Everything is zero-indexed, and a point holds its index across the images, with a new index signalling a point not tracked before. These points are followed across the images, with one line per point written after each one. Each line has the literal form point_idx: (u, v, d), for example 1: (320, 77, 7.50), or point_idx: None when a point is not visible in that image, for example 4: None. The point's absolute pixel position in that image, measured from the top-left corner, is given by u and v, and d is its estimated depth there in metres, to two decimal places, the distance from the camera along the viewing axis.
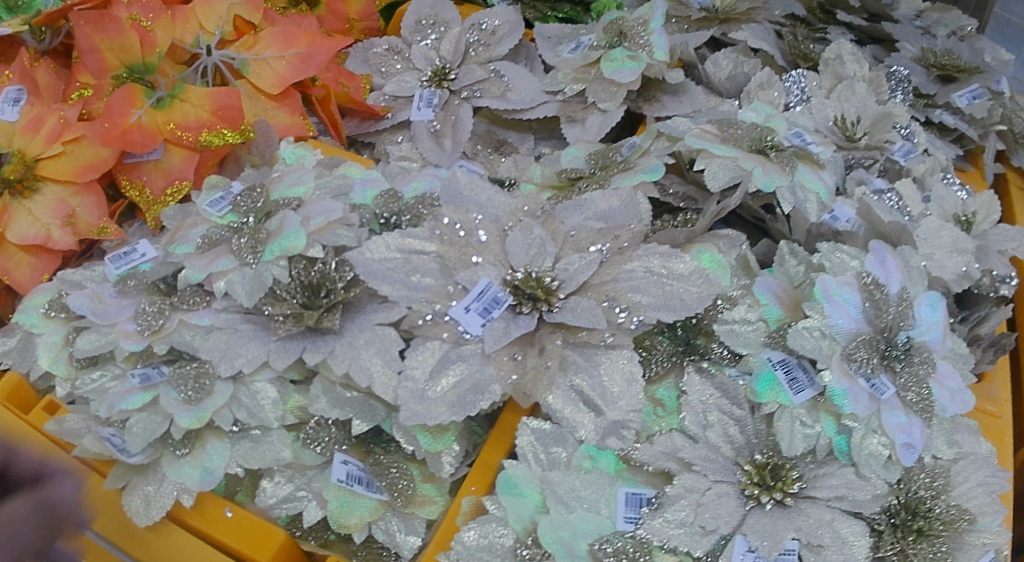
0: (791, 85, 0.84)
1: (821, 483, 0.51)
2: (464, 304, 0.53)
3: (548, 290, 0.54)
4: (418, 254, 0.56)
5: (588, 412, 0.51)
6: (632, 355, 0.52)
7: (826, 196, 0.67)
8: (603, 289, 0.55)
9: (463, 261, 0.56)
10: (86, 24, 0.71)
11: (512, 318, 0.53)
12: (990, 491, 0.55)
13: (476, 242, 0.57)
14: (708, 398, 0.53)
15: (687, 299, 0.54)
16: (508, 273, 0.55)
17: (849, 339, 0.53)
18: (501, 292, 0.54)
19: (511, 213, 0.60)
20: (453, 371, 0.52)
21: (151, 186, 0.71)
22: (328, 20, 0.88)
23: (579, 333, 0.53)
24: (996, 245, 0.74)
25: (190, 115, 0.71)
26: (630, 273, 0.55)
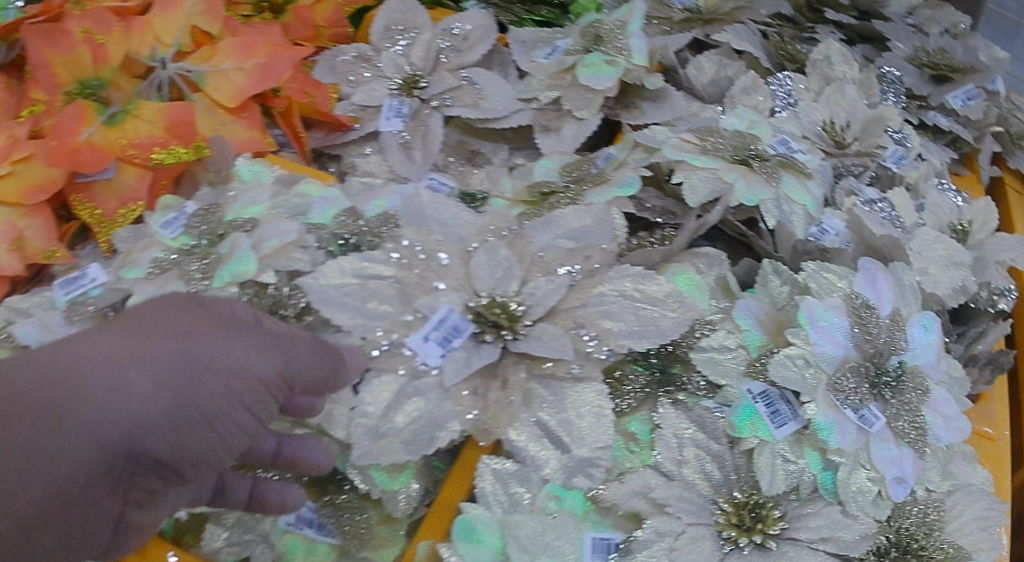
0: (776, 90, 0.81)
1: (804, 523, 0.47)
2: (423, 333, 0.50)
3: (513, 318, 0.50)
4: (374, 279, 0.51)
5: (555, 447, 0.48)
6: (601, 390, 0.49)
7: (814, 208, 0.63)
8: (574, 314, 0.51)
9: (425, 286, 0.52)
10: (38, 39, 0.69)
11: (475, 347, 0.50)
12: (986, 526, 0.52)
13: (438, 265, 0.53)
14: (683, 431, 0.49)
15: (664, 326, 0.50)
16: (470, 300, 0.51)
17: (837, 368, 0.49)
18: (462, 319, 0.50)
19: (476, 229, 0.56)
20: (411, 404, 0.48)
21: (103, 207, 0.68)
22: (295, 28, 0.86)
23: (545, 364, 0.50)
24: (993, 255, 0.70)
25: (143, 131, 0.69)
26: (600, 299, 0.51)
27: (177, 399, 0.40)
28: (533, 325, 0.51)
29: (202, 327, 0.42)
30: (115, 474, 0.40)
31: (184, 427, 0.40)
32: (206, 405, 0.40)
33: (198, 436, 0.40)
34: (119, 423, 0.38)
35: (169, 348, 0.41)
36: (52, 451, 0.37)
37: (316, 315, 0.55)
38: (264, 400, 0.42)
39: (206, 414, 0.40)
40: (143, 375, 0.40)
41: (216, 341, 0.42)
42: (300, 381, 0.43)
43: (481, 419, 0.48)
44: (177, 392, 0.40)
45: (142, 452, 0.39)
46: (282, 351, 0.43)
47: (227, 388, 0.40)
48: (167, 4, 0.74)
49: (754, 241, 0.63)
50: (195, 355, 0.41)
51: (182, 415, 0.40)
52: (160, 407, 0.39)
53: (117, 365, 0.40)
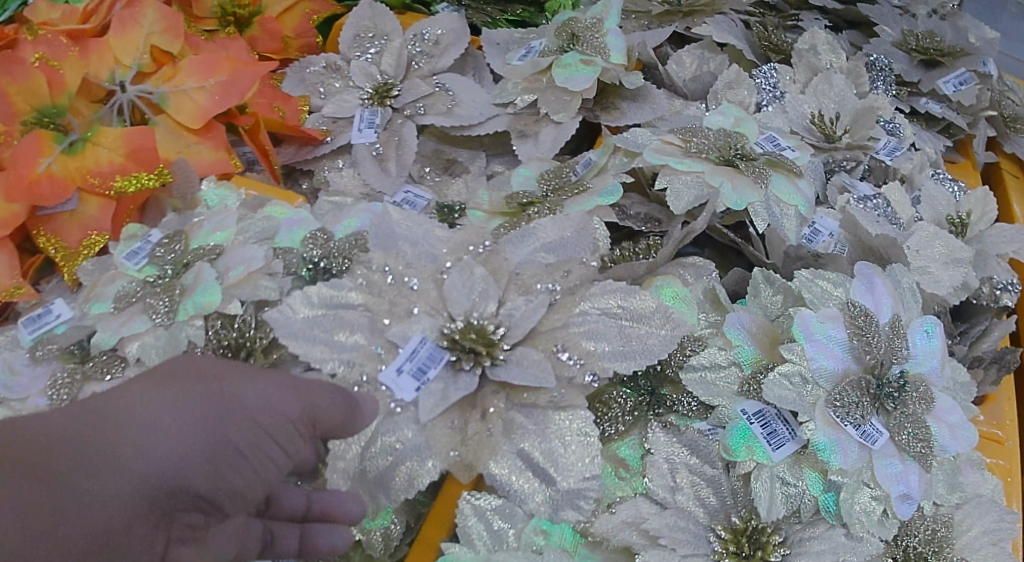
0: (762, 82, 0.78)
1: (805, 548, 0.45)
2: (396, 365, 0.46)
3: (491, 344, 0.47)
4: (342, 309, 0.48)
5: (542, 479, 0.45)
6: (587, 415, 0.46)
7: (805, 209, 0.61)
8: (555, 336, 0.48)
9: (398, 310, 0.49)
10: None
11: (454, 375, 0.46)
12: (997, 540, 0.49)
13: (409, 290, 0.49)
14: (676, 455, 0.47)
15: (647, 345, 0.47)
16: (447, 322, 0.48)
17: (836, 382, 0.47)
18: (438, 347, 0.47)
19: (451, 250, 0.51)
20: (388, 440, 0.46)
21: (67, 239, 0.65)
22: (262, 41, 0.83)
23: (525, 391, 0.47)
24: (994, 247, 0.67)
25: (103, 159, 0.66)
26: (581, 318, 0.48)
27: (210, 430, 0.34)
28: (512, 349, 0.47)
29: (214, 371, 0.37)
30: (155, 522, 0.31)
31: (221, 463, 0.34)
32: (241, 440, 0.35)
33: (233, 476, 0.35)
34: (160, 458, 0.32)
35: (188, 387, 0.35)
36: (104, 486, 0.29)
37: (283, 350, 0.53)
38: (293, 437, 0.38)
39: (241, 448, 0.35)
40: (172, 411, 0.34)
41: (236, 381, 0.37)
42: (324, 420, 0.40)
43: (462, 453, 0.45)
44: (209, 423, 0.34)
45: (180, 494, 0.32)
46: (299, 389, 0.39)
47: (256, 425, 0.36)
48: (125, 24, 0.72)
49: (745, 248, 0.61)
50: (219, 390, 0.36)
51: (220, 452, 0.34)
52: (198, 441, 0.33)
53: (136, 404, 0.33)
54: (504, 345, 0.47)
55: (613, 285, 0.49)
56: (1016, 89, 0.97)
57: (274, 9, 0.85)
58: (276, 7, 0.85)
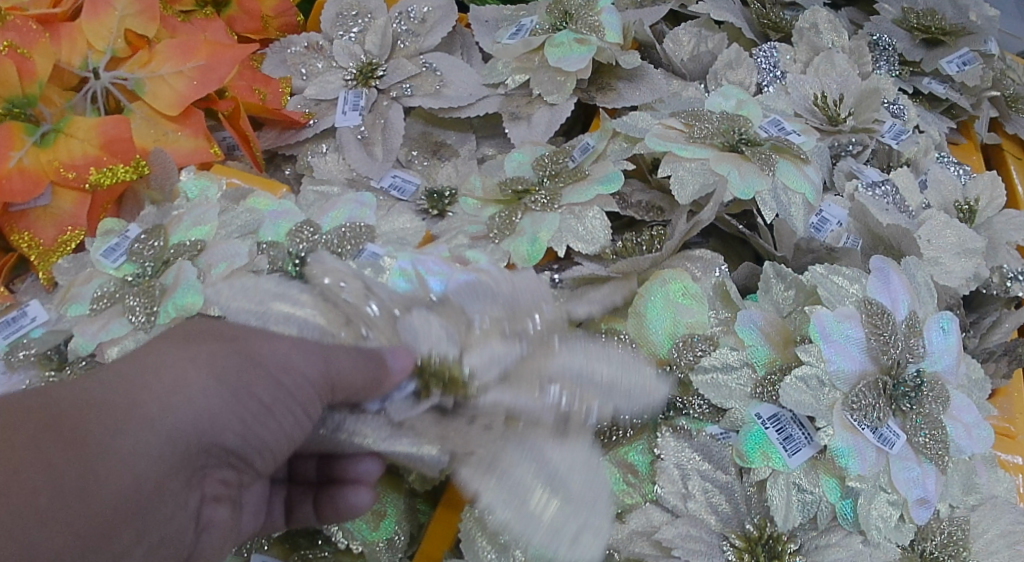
0: (762, 62, 0.75)
1: (822, 557, 0.44)
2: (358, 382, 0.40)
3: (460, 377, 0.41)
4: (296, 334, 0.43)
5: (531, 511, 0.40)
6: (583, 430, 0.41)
7: (814, 196, 0.59)
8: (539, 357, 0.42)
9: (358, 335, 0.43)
10: None
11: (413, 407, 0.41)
12: (1014, 542, 0.48)
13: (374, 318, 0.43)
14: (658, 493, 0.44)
15: (631, 385, 0.42)
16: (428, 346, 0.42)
17: (852, 384, 0.45)
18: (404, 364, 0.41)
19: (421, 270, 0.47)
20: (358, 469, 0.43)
21: (40, 236, 0.62)
22: (239, 20, 0.79)
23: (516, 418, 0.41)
24: (1003, 235, 0.66)
25: (77, 151, 0.62)
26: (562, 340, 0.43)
27: (233, 393, 0.36)
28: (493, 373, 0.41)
29: (234, 329, 0.39)
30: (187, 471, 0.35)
31: (249, 419, 0.37)
32: (266, 396, 0.38)
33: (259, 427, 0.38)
34: (182, 423, 0.34)
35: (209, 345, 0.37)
36: (126, 448, 0.32)
37: None
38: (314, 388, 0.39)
39: (268, 405, 0.38)
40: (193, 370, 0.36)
41: (260, 341, 0.39)
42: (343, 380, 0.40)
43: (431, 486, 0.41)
44: (233, 386, 0.37)
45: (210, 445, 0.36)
46: (322, 351, 0.39)
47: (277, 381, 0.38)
48: (97, 7, 0.68)
49: (753, 240, 0.58)
50: (241, 348, 0.38)
51: (246, 408, 0.37)
52: (220, 402, 0.36)
53: (159, 361, 0.35)
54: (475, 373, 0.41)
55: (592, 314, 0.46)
56: (1016, 68, 0.95)
57: None
58: None
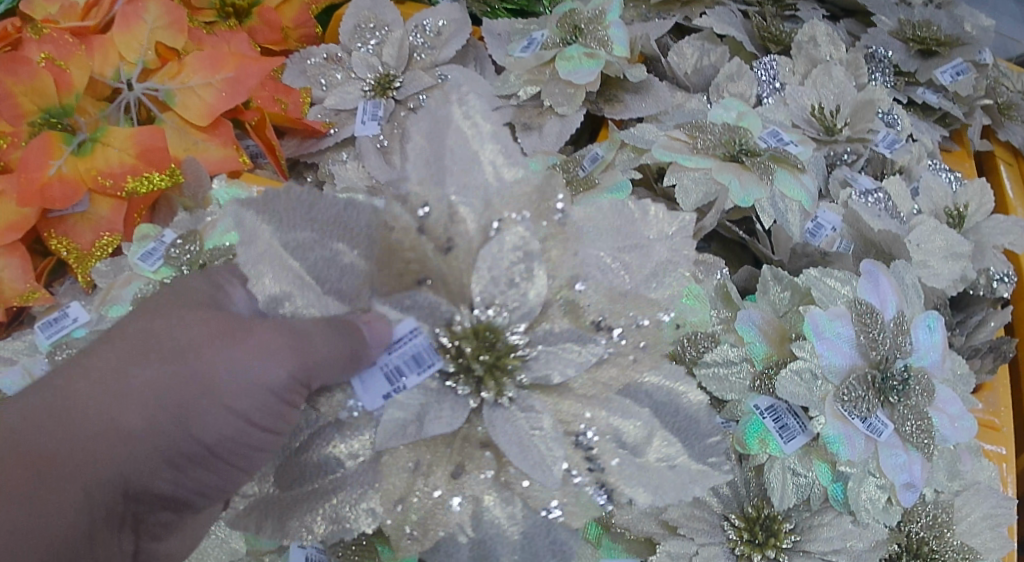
0: (761, 74, 0.79)
1: (815, 535, 0.49)
2: (376, 359, 0.40)
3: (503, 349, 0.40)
4: (322, 287, 0.41)
5: (542, 503, 0.40)
6: (620, 404, 0.41)
7: (809, 203, 0.63)
8: (579, 318, 0.42)
9: (404, 281, 0.41)
10: None
11: (442, 390, 0.40)
12: (995, 524, 0.53)
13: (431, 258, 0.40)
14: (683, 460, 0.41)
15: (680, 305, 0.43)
16: (462, 310, 0.40)
17: (843, 377, 0.49)
18: (429, 347, 0.40)
19: (485, 179, 0.41)
20: (349, 466, 0.40)
21: (79, 240, 0.66)
22: (261, 31, 0.82)
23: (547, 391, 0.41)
24: (990, 238, 0.71)
25: (114, 159, 0.66)
26: (602, 268, 0.42)
27: (178, 422, 0.40)
28: (528, 341, 0.41)
29: (196, 340, 0.41)
30: (115, 515, 0.41)
31: (189, 454, 0.41)
32: (209, 429, 0.41)
33: (193, 473, 0.42)
34: (120, 466, 0.40)
35: (171, 371, 0.40)
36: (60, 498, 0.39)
37: None
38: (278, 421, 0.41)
39: (209, 441, 0.41)
40: (140, 409, 0.40)
41: (215, 359, 0.41)
42: (318, 378, 0.40)
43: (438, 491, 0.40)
44: (178, 415, 0.40)
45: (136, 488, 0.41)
46: (286, 354, 0.39)
47: (223, 422, 0.41)
48: (128, 20, 0.71)
49: (752, 244, 0.64)
50: (196, 384, 0.40)
51: (184, 444, 0.41)
52: (161, 434, 0.40)
53: (114, 382, 0.40)
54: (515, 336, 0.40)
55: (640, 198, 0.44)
56: (1010, 75, 0.99)
57: None
58: None
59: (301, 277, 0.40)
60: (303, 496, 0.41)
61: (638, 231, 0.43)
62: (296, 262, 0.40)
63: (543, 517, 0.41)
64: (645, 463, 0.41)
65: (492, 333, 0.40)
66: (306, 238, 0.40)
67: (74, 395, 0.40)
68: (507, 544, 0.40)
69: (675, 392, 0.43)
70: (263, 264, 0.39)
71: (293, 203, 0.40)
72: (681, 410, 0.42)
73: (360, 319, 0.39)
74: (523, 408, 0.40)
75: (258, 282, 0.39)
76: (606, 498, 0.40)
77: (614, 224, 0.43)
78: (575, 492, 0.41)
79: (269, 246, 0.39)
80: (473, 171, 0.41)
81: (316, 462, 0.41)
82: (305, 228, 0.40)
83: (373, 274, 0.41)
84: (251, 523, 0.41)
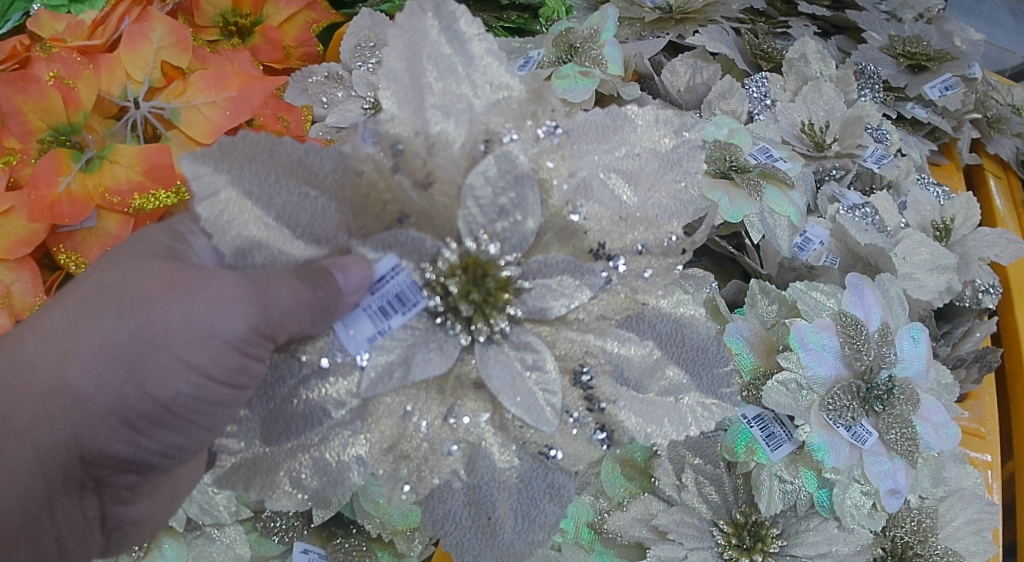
0: (753, 92, 0.81)
1: (802, 539, 0.51)
2: (358, 303, 0.37)
3: (498, 280, 0.38)
4: (294, 232, 0.38)
5: (541, 447, 0.39)
6: (620, 336, 0.40)
7: (797, 218, 0.65)
8: (575, 242, 0.40)
9: (385, 218, 0.38)
10: (6, 86, 0.66)
11: (431, 327, 0.38)
12: (979, 529, 0.55)
13: (411, 204, 0.38)
14: (689, 397, 0.40)
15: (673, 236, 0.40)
16: (449, 243, 0.38)
17: (829, 387, 0.51)
18: (413, 284, 0.37)
19: (460, 114, 0.38)
20: (339, 415, 0.39)
21: (88, 255, 0.67)
22: (263, 50, 0.81)
23: (542, 324, 0.40)
24: (975, 251, 0.73)
25: (121, 177, 0.66)
26: (612, 197, 0.40)
27: (130, 375, 0.43)
28: (522, 272, 0.39)
29: (152, 289, 0.42)
30: (78, 475, 0.48)
31: (149, 411, 0.44)
32: (159, 386, 0.43)
33: (154, 432, 0.45)
34: (80, 423, 0.45)
35: (123, 331, 0.42)
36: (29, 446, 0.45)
37: None
38: (240, 376, 0.41)
39: (162, 398, 0.43)
40: (93, 371, 0.43)
41: (167, 305, 0.42)
42: (282, 330, 0.39)
43: (433, 437, 0.38)
44: (130, 369, 0.43)
45: (99, 449, 0.46)
46: (235, 300, 0.39)
47: (180, 379, 0.43)
48: (135, 39, 0.71)
49: (742, 260, 0.66)
50: (148, 343, 0.42)
51: (140, 398, 0.43)
52: (117, 387, 0.43)
53: (79, 335, 0.44)
54: (506, 263, 0.38)
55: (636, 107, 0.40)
56: (999, 87, 1.01)
57: (275, 17, 0.82)
58: (277, 15, 0.82)
59: (270, 224, 0.37)
60: (294, 447, 0.39)
61: (634, 138, 0.40)
62: (263, 211, 0.37)
63: (540, 460, 0.40)
64: (647, 401, 0.40)
65: (482, 265, 0.38)
66: (274, 184, 0.37)
67: (41, 352, 0.44)
68: (503, 488, 0.39)
69: (681, 319, 0.40)
70: (228, 208, 0.36)
71: (252, 146, 0.37)
72: (688, 339, 0.40)
73: (335, 264, 0.37)
74: (517, 345, 0.38)
75: (224, 233, 0.37)
76: (605, 440, 0.40)
77: (608, 135, 0.40)
78: (573, 434, 0.39)
79: (231, 196, 0.36)
80: (454, 91, 0.38)
81: (303, 412, 0.39)
82: (269, 172, 0.37)
83: (349, 216, 0.38)
84: (238, 481, 0.39)
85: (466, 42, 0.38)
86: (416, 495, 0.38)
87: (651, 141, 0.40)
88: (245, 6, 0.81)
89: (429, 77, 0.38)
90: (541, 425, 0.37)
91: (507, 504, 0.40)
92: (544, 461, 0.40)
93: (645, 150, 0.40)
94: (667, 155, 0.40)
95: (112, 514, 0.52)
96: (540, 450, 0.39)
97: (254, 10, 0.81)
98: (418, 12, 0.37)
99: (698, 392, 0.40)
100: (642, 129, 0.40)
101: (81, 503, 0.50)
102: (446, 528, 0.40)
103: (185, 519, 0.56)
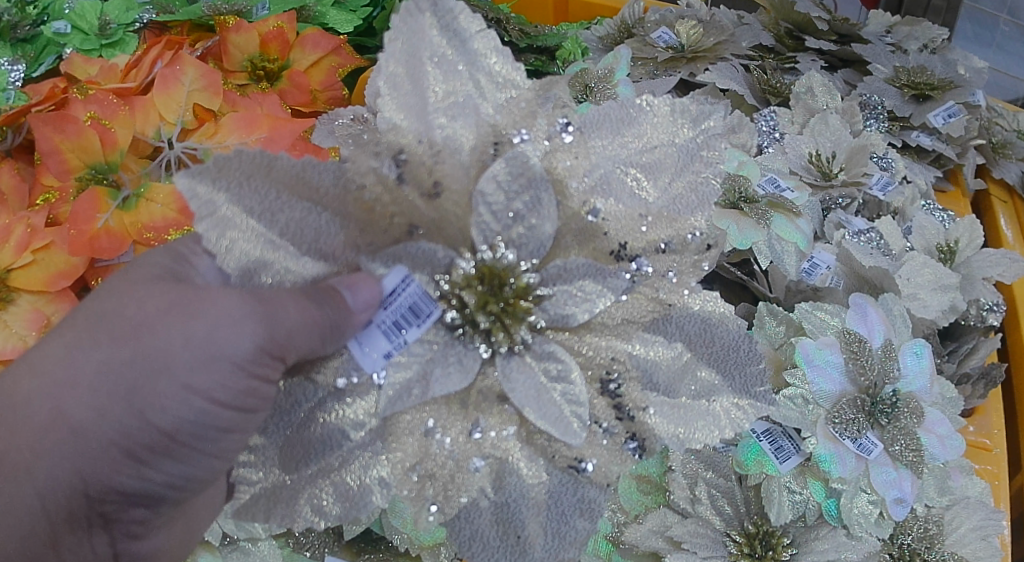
0: (762, 124, 0.84)
1: (811, 548, 0.55)
2: (371, 320, 0.40)
3: (519, 283, 0.41)
4: (299, 248, 0.40)
5: (571, 460, 0.41)
6: (646, 338, 0.42)
7: (804, 244, 0.68)
8: (594, 244, 0.42)
9: (394, 231, 0.41)
10: (46, 126, 0.68)
11: (449, 339, 0.40)
12: (985, 535, 0.61)
13: (423, 214, 0.41)
14: (721, 398, 0.42)
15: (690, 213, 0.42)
16: (464, 254, 0.41)
17: (835, 402, 0.56)
18: (426, 295, 0.40)
19: (467, 123, 0.41)
20: (358, 436, 0.41)
21: None
22: (290, 94, 0.84)
23: (565, 330, 0.42)
24: (980, 271, 0.77)
25: (157, 215, 0.67)
26: (631, 193, 0.42)
27: (129, 407, 0.45)
28: (541, 278, 0.41)
29: (146, 319, 0.44)
30: (81, 513, 0.50)
31: (149, 441, 0.46)
32: (156, 414, 0.45)
33: (158, 462, 0.48)
34: (77, 458, 0.47)
35: (122, 358, 0.45)
36: (29, 481, 0.47)
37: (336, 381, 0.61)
38: (248, 398, 0.44)
39: (163, 428, 0.46)
40: (92, 403, 0.46)
41: (162, 335, 0.44)
42: (292, 350, 0.42)
43: (458, 454, 0.40)
44: (129, 402, 0.45)
45: (103, 483, 0.49)
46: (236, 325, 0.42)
47: (184, 405, 0.45)
48: (167, 82, 0.74)
49: (751, 285, 0.69)
50: (148, 370, 0.44)
51: (140, 428, 0.46)
52: (117, 418, 0.46)
53: (74, 368, 0.46)
54: (526, 270, 0.41)
55: (650, 97, 0.42)
56: (1005, 114, 1.04)
57: (302, 63, 0.86)
58: (303, 61, 0.86)
59: (273, 241, 0.39)
60: (314, 474, 0.41)
61: (650, 132, 0.42)
62: (266, 227, 0.39)
63: (571, 474, 0.42)
64: (677, 404, 0.42)
65: (499, 274, 0.41)
66: (275, 200, 0.39)
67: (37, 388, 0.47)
68: (532, 505, 0.41)
69: (709, 319, 0.42)
70: (227, 232, 0.38)
71: (251, 164, 0.38)
72: (717, 338, 0.43)
73: (343, 282, 0.39)
74: (541, 355, 0.41)
75: (227, 254, 0.38)
76: (636, 449, 0.42)
77: (623, 127, 0.42)
78: (601, 443, 0.42)
79: (231, 212, 0.38)
80: (460, 90, 0.41)
81: (321, 436, 0.41)
82: (268, 189, 0.39)
83: (358, 233, 0.41)
84: (257, 512, 0.42)
85: (467, 39, 0.41)
86: (443, 515, 0.40)
87: (670, 130, 0.42)
88: (273, 51, 0.85)
89: (432, 82, 0.40)
90: (569, 437, 0.39)
91: (538, 522, 0.41)
92: (575, 475, 0.42)
93: (663, 142, 0.42)
94: (686, 145, 0.42)
95: (125, 550, 0.54)
96: (573, 466, 0.41)
97: (282, 55, 0.85)
98: (415, 12, 0.40)
99: (732, 394, 0.42)
100: (657, 122, 0.42)
101: (90, 540, 0.52)
102: (474, 548, 0.42)
103: (220, 534, 0.59)
